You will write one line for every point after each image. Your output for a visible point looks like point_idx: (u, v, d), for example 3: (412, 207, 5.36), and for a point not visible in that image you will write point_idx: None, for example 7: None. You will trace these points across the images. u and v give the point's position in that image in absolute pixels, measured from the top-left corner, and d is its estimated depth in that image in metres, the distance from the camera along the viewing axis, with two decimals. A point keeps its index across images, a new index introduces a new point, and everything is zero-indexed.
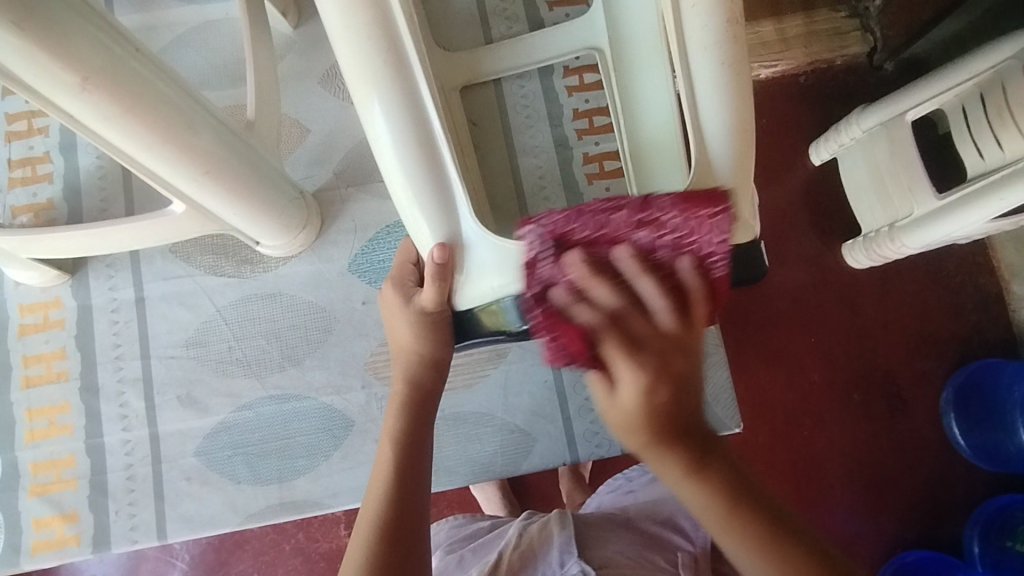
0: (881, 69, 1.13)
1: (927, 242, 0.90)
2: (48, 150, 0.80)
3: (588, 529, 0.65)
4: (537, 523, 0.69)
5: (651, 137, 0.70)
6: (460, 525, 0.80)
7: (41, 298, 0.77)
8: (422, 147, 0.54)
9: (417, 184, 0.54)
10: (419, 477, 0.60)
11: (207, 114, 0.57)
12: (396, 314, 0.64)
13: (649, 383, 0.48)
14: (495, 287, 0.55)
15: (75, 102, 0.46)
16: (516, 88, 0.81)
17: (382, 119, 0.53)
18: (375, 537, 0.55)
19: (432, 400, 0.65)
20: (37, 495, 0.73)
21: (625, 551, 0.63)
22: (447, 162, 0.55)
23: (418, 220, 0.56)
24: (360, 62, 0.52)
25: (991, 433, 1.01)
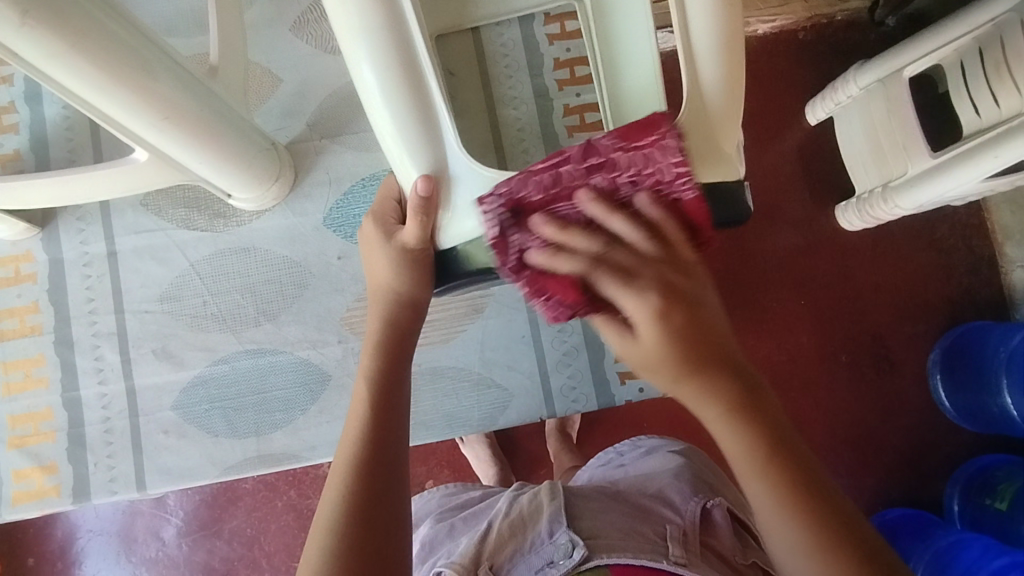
0: (882, 24, 1.09)
1: (920, 202, 0.88)
2: (13, 99, 0.78)
3: (579, 501, 0.64)
4: (528, 492, 0.68)
5: (631, 84, 0.66)
6: (450, 495, 0.80)
7: (12, 252, 0.76)
8: (410, 78, 0.53)
9: (403, 118, 0.54)
10: (399, 415, 0.58)
11: (164, 57, 0.55)
12: (375, 249, 0.62)
13: (658, 309, 0.47)
14: (482, 223, 0.55)
15: (19, 39, 0.44)
16: (495, 36, 0.78)
17: (365, 55, 0.53)
18: (354, 474, 0.53)
19: (413, 332, 0.62)
20: (16, 447, 0.74)
21: (615, 523, 0.61)
22: (435, 95, 0.54)
23: (403, 156, 0.56)
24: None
25: (974, 395, 0.98)
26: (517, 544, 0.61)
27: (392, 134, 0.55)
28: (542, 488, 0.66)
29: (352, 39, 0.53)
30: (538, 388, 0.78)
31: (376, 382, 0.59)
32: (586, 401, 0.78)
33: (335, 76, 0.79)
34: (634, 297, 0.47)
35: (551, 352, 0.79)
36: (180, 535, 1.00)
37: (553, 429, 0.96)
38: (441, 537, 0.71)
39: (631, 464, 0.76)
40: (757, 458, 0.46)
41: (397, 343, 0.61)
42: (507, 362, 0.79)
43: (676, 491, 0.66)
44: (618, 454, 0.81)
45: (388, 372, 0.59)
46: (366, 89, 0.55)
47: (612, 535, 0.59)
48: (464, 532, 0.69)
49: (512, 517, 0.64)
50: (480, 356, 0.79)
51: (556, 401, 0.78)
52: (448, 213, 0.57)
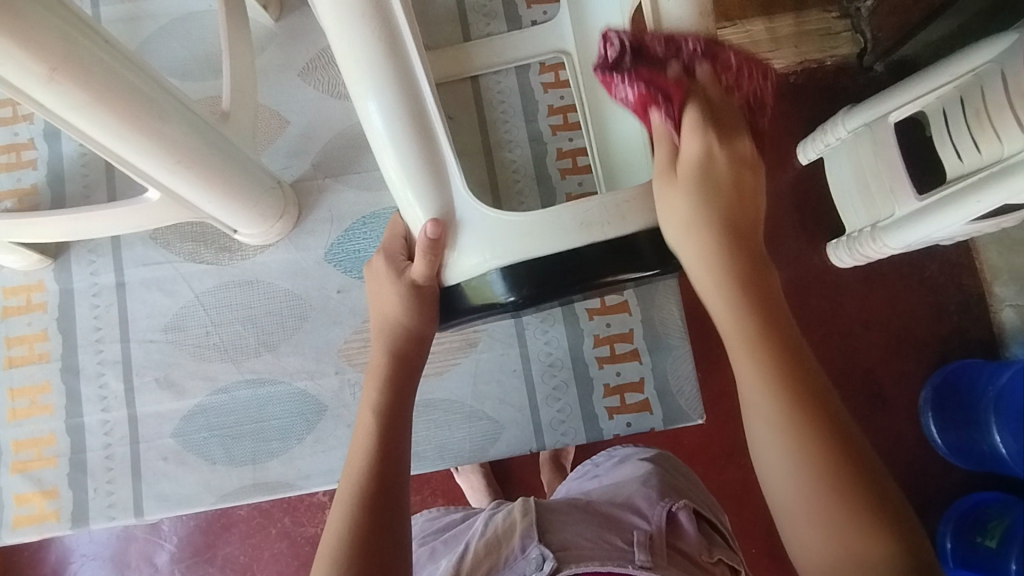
0: (871, 70, 1.14)
1: (907, 242, 0.91)
2: (33, 136, 0.82)
3: (551, 515, 0.66)
4: (503, 511, 0.69)
5: (617, 133, 0.71)
6: (434, 517, 0.82)
7: (25, 282, 0.79)
8: (416, 127, 0.57)
9: (410, 164, 0.57)
10: (404, 447, 0.61)
11: (180, 104, 0.58)
12: (383, 283, 0.65)
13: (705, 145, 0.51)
14: (484, 261, 0.58)
15: (45, 91, 0.48)
16: (493, 84, 0.83)
17: (377, 104, 0.56)
18: (359, 507, 0.55)
19: (418, 360, 0.65)
20: (19, 472, 0.76)
21: (584, 534, 0.63)
22: (442, 140, 0.58)
23: (409, 198, 0.59)
24: (353, 51, 0.55)
25: (965, 433, 1.00)
26: (492, 562, 0.63)
27: (399, 179, 0.58)
28: (516, 505, 0.67)
29: (362, 90, 0.56)
30: (527, 422, 0.80)
31: (382, 413, 0.62)
32: (574, 435, 0.80)
33: (340, 118, 0.84)
34: (694, 119, 0.51)
35: (541, 387, 0.81)
36: (174, 561, 1.01)
37: (545, 461, 0.98)
38: (422, 562, 0.73)
39: (606, 476, 0.78)
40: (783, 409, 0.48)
41: (402, 371, 0.64)
42: (498, 396, 0.81)
43: (644, 498, 0.68)
44: (593, 466, 0.83)
45: (394, 408, 0.62)
46: (375, 136, 0.58)
47: (581, 546, 0.61)
48: (444, 554, 0.72)
49: (488, 537, 0.66)
50: (473, 389, 0.81)
51: (545, 434, 0.80)
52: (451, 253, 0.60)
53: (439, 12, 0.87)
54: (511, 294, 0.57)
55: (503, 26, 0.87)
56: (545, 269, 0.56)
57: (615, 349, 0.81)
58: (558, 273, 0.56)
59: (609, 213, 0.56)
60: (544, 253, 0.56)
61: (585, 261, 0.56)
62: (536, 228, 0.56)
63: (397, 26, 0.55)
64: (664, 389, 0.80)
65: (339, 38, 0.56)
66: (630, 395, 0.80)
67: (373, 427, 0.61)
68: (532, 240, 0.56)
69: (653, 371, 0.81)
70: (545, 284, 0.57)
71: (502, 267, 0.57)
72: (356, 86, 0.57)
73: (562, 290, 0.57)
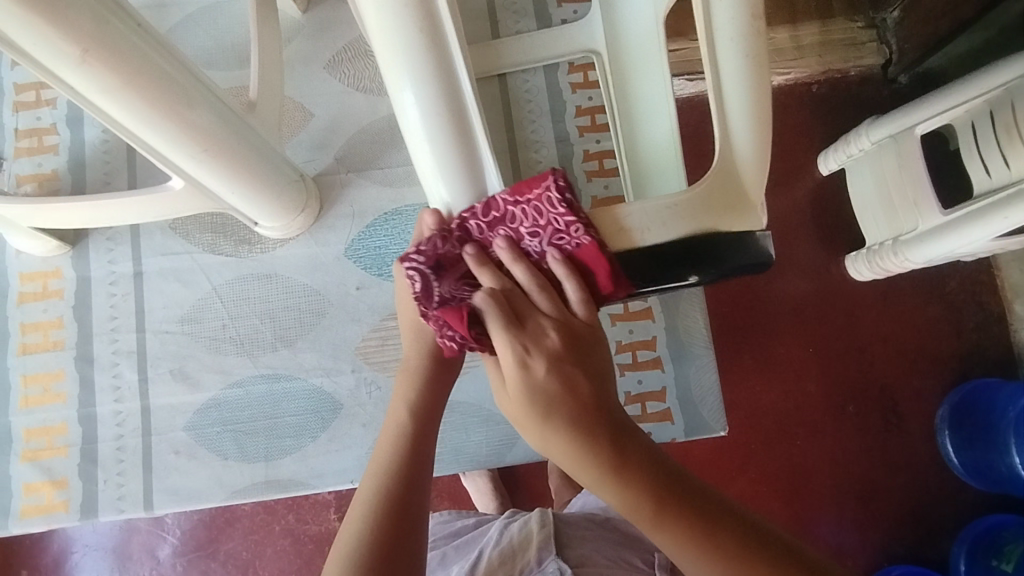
0: (895, 83, 1.12)
1: (931, 257, 0.90)
2: (55, 122, 0.81)
3: (569, 529, 0.64)
4: (519, 520, 0.67)
5: (648, 134, 0.69)
6: (445, 521, 0.78)
7: (42, 268, 0.78)
8: (454, 123, 0.54)
9: (444, 161, 0.55)
10: (427, 453, 0.59)
11: (209, 93, 0.57)
12: (416, 281, 0.64)
13: (559, 370, 0.53)
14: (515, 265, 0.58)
15: (75, 73, 0.47)
16: (520, 83, 0.82)
17: (413, 96, 0.53)
18: (379, 508, 0.54)
19: (451, 358, 0.64)
20: (28, 460, 0.75)
21: (605, 551, 0.62)
22: (480, 134, 0.55)
23: (443, 194, 0.57)
24: (390, 41, 0.52)
25: (982, 453, 0.97)
26: (507, 574, 0.61)
27: (432, 175, 0.56)
28: (532, 516, 0.65)
29: (399, 82, 0.54)
30: None
31: (415, 412, 0.61)
32: (593, 443, 0.78)
33: (365, 113, 0.82)
34: (594, 308, 0.56)
35: None
36: (175, 554, 1.00)
37: (557, 467, 0.96)
38: (432, 567, 0.71)
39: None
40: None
41: (435, 370, 0.63)
42: None
43: None
44: None
45: (428, 405, 0.62)
46: (411, 129, 0.56)
47: (600, 563, 0.61)
48: (456, 561, 0.70)
49: (502, 546, 0.63)
50: (491, 392, 0.79)
51: None
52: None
53: (469, 9, 0.85)
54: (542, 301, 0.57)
55: (533, 24, 0.86)
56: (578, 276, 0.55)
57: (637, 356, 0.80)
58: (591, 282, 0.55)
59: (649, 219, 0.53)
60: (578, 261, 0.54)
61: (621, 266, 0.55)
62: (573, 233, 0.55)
63: (439, 16, 0.51)
64: (686, 399, 0.78)
65: (376, 27, 0.52)
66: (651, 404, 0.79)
67: (405, 426, 0.60)
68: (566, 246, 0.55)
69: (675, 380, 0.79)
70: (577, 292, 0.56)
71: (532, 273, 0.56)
72: (392, 77, 0.54)
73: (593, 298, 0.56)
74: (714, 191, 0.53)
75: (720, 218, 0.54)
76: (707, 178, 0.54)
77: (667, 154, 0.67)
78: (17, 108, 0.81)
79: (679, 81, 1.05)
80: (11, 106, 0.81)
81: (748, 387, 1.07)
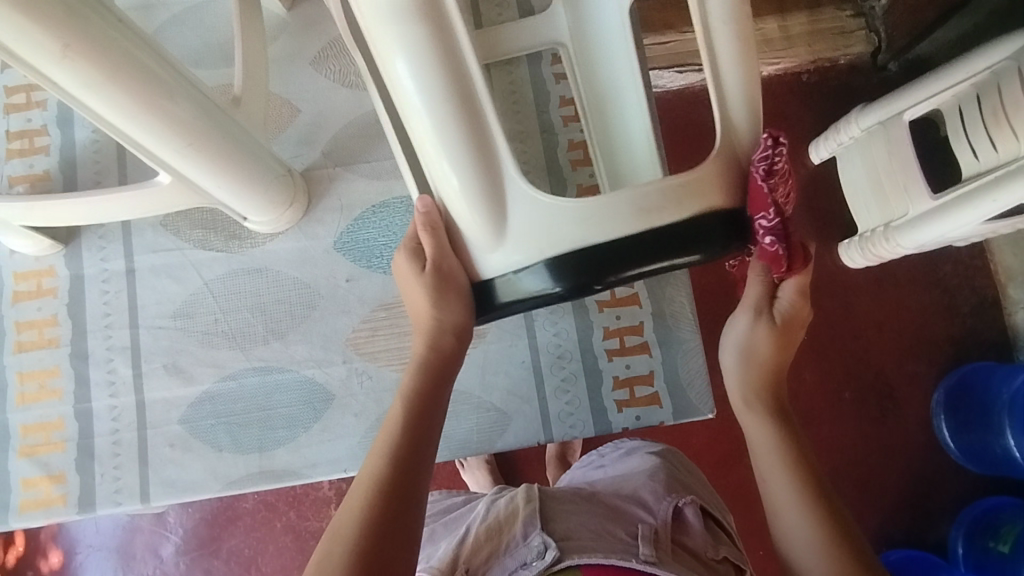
0: (886, 70, 1.13)
1: (921, 242, 0.91)
2: (45, 123, 0.82)
3: (553, 503, 0.65)
4: (506, 497, 0.68)
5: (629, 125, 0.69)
6: (436, 500, 0.80)
7: (36, 267, 0.79)
8: (464, 106, 0.53)
9: (451, 165, 0.55)
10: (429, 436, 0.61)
11: (193, 89, 0.59)
12: (410, 280, 0.65)
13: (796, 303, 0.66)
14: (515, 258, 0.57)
15: (60, 69, 0.48)
16: (505, 75, 0.85)
17: (413, 79, 0.52)
18: (378, 487, 0.56)
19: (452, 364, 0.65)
20: (26, 456, 0.76)
21: (588, 524, 0.62)
22: (487, 114, 0.54)
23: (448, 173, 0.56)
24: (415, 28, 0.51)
25: (978, 436, 0.99)
26: (493, 548, 0.62)
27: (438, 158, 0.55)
28: (519, 492, 0.67)
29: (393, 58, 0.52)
30: (536, 413, 0.80)
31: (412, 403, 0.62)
32: (583, 428, 0.79)
33: (351, 108, 0.83)
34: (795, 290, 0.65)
35: (550, 379, 0.80)
36: (178, 553, 1.01)
37: (552, 457, 0.97)
38: (422, 542, 0.73)
39: (611, 466, 0.77)
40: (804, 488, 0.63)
41: (434, 371, 0.64)
42: (506, 387, 0.80)
43: (650, 491, 0.68)
44: (598, 457, 0.81)
45: (425, 396, 0.63)
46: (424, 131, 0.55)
47: (584, 536, 0.60)
48: (443, 537, 0.71)
49: (489, 522, 0.65)
50: (481, 380, 0.80)
51: (554, 426, 0.79)
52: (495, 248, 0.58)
53: None
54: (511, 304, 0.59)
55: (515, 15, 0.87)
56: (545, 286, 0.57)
57: (625, 342, 0.80)
58: (608, 260, 0.54)
59: (667, 196, 0.54)
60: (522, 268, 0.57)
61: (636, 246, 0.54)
62: (593, 213, 0.54)
63: None
64: (673, 383, 0.79)
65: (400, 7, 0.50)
66: (639, 388, 0.80)
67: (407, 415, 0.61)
68: (588, 226, 0.54)
69: (663, 363, 0.80)
70: (591, 272, 0.55)
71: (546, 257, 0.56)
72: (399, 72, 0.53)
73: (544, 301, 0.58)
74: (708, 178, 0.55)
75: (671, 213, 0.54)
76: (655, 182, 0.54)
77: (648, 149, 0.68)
78: (8, 111, 0.82)
79: (666, 72, 1.06)
80: (2, 108, 0.82)
81: None
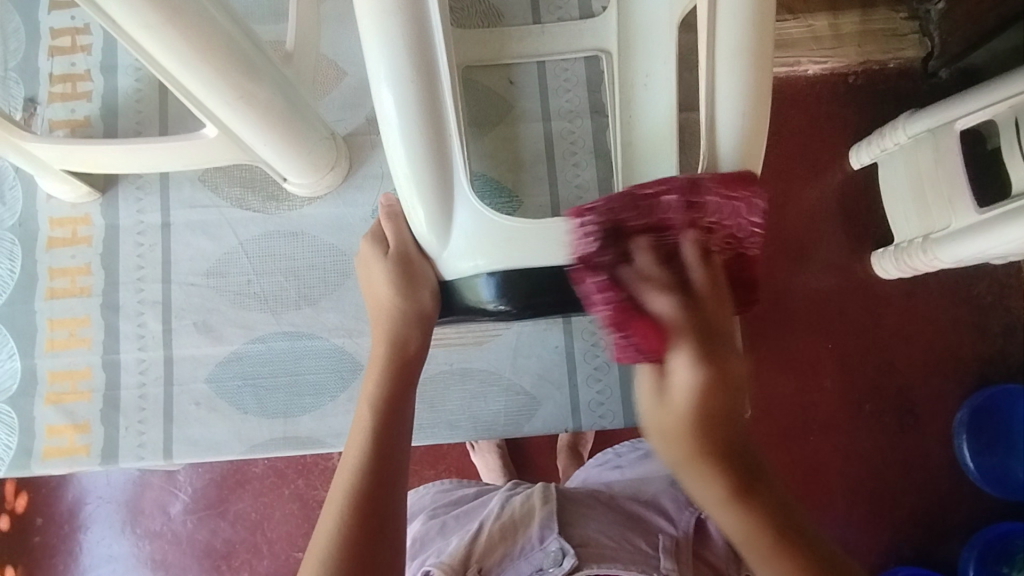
0: (935, 77, 1.08)
1: (961, 256, 0.88)
2: (90, 68, 0.81)
3: (573, 506, 0.64)
4: (520, 495, 0.67)
5: (661, 118, 0.70)
6: (446, 491, 0.78)
7: (71, 214, 0.78)
8: (423, 100, 0.52)
9: (730, 113, 0.54)
10: (404, 430, 0.58)
11: (248, 40, 0.57)
12: (373, 268, 0.62)
13: (703, 381, 0.49)
14: (477, 264, 0.55)
15: (120, 6, 0.46)
16: (559, 71, 0.83)
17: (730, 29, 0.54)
18: (355, 502, 0.52)
19: (415, 365, 0.61)
20: (52, 403, 0.75)
21: (608, 532, 0.61)
22: (747, 131, 0.55)
23: (396, 146, 0.53)
24: (402, 39, 0.51)
25: (1000, 459, 1.02)
26: (508, 548, 0.61)
27: (391, 124, 0.53)
28: (536, 491, 0.66)
29: (377, 60, 0.52)
30: (566, 400, 0.78)
31: (378, 411, 0.57)
32: (613, 418, 0.78)
33: None
34: (688, 356, 0.49)
35: (583, 366, 0.79)
36: (186, 511, 1.00)
37: (565, 446, 0.93)
38: (431, 534, 0.70)
39: (628, 467, 0.75)
40: (763, 549, 0.48)
41: (400, 378, 0.60)
42: (538, 371, 0.79)
43: (671, 501, 0.66)
44: (615, 454, 0.78)
45: (391, 400, 0.58)
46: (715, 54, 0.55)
47: (604, 544, 0.60)
48: (456, 532, 0.68)
49: (504, 520, 0.64)
50: (512, 361, 0.79)
51: (583, 414, 0.78)
52: (449, 250, 0.57)
53: None
54: (501, 303, 0.55)
55: (575, 12, 0.83)
56: (535, 281, 0.54)
57: None
58: None
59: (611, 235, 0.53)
60: (542, 265, 0.54)
61: None
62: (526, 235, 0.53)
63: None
64: None
65: (405, 34, 0.51)
66: None
67: (373, 422, 0.57)
68: None
69: None
70: None
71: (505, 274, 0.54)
72: (722, 6, 0.54)
73: (553, 304, 0.55)
74: None
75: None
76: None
77: (666, 136, 0.69)
78: (53, 53, 0.81)
79: None
80: (47, 50, 0.81)
81: (765, 380, 1.05)
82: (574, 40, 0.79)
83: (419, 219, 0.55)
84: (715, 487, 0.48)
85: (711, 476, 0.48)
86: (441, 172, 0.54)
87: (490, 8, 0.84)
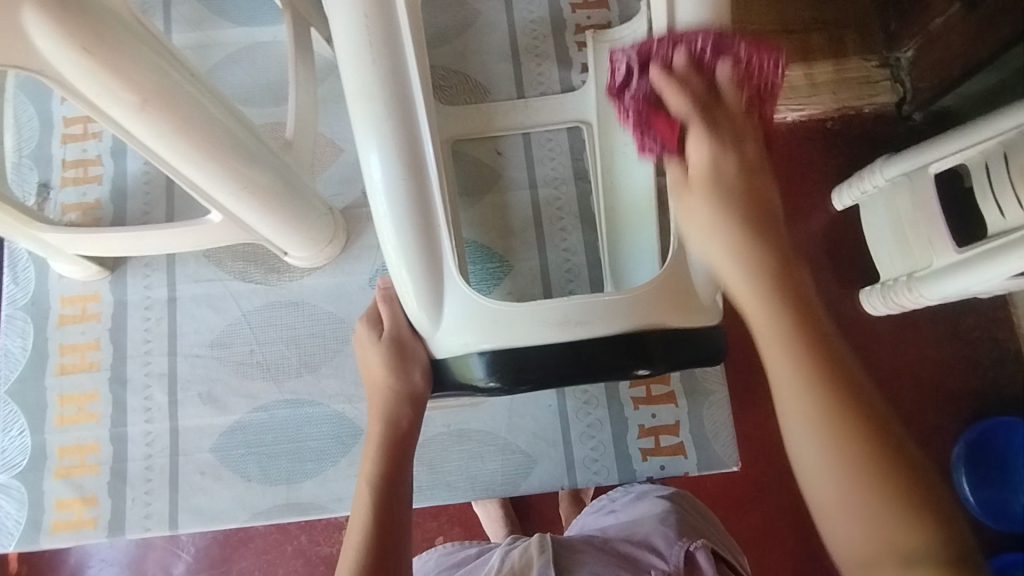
0: (909, 120, 1.12)
1: (945, 292, 0.90)
2: (100, 153, 0.86)
3: (568, 553, 0.65)
4: (518, 546, 0.68)
5: (639, 188, 0.75)
6: (449, 552, 0.78)
7: (81, 292, 0.82)
8: (406, 188, 0.56)
9: None
10: (405, 501, 0.60)
11: (249, 134, 0.61)
12: (368, 349, 0.65)
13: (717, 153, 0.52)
14: (466, 342, 0.58)
15: (133, 118, 0.51)
16: (543, 141, 0.87)
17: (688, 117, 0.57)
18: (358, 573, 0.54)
19: (412, 439, 0.64)
20: (61, 477, 0.78)
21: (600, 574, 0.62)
22: None
23: (387, 235, 0.57)
24: (390, 136, 0.55)
25: (998, 492, 1.02)
26: None
27: (381, 215, 0.57)
28: (531, 542, 0.66)
29: (366, 152, 0.56)
30: (561, 458, 0.80)
31: (378, 485, 0.60)
32: (607, 474, 0.80)
33: None
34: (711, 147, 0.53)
35: (576, 424, 0.81)
36: (188, 571, 0.98)
37: None
38: None
39: (621, 510, 0.73)
40: (819, 380, 0.45)
41: (396, 449, 0.63)
42: (533, 429, 0.81)
43: (661, 535, 0.66)
44: (609, 500, 0.76)
45: (387, 473, 0.61)
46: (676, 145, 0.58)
47: None
48: None
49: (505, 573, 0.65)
50: (507, 422, 0.81)
51: (578, 471, 0.80)
52: (441, 328, 0.60)
53: (494, 55, 0.90)
54: (492, 379, 0.57)
55: (556, 87, 0.89)
56: (525, 357, 0.57)
57: (651, 390, 0.81)
58: (589, 359, 0.57)
59: (591, 313, 0.56)
60: (530, 343, 0.57)
61: (594, 350, 0.57)
62: (509, 318, 0.57)
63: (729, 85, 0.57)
64: (698, 435, 0.80)
65: (392, 139, 0.55)
66: (664, 438, 0.80)
67: (372, 495, 0.59)
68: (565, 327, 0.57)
69: (690, 415, 0.81)
70: (581, 364, 0.57)
71: (487, 353, 0.57)
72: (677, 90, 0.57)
73: (536, 381, 0.58)
74: (668, 281, 0.58)
75: (669, 315, 0.58)
76: (660, 277, 0.58)
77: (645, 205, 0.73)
78: (65, 140, 0.86)
79: None
80: (60, 138, 0.86)
81: None
82: (556, 112, 0.82)
83: (410, 296, 0.58)
84: (774, 316, 0.47)
85: (754, 265, 0.49)
86: (432, 256, 0.57)
87: (476, 85, 0.89)
